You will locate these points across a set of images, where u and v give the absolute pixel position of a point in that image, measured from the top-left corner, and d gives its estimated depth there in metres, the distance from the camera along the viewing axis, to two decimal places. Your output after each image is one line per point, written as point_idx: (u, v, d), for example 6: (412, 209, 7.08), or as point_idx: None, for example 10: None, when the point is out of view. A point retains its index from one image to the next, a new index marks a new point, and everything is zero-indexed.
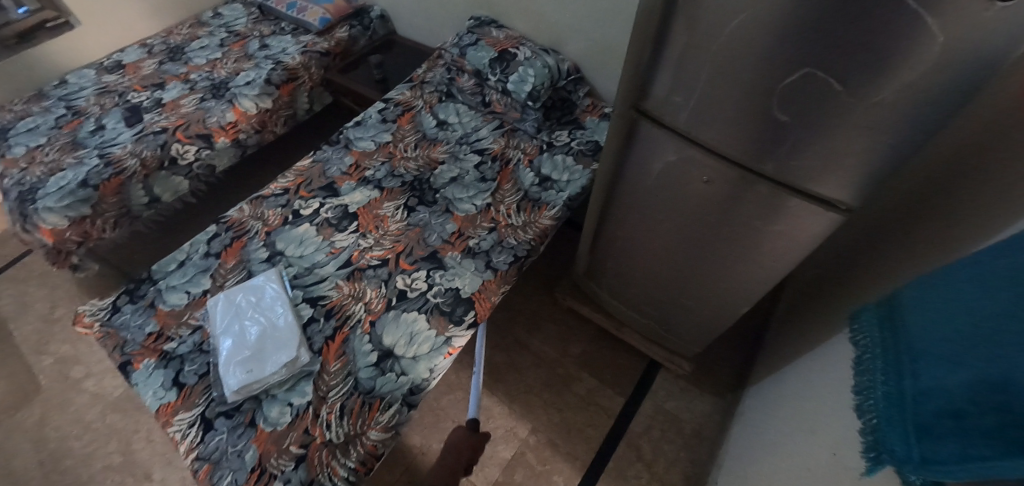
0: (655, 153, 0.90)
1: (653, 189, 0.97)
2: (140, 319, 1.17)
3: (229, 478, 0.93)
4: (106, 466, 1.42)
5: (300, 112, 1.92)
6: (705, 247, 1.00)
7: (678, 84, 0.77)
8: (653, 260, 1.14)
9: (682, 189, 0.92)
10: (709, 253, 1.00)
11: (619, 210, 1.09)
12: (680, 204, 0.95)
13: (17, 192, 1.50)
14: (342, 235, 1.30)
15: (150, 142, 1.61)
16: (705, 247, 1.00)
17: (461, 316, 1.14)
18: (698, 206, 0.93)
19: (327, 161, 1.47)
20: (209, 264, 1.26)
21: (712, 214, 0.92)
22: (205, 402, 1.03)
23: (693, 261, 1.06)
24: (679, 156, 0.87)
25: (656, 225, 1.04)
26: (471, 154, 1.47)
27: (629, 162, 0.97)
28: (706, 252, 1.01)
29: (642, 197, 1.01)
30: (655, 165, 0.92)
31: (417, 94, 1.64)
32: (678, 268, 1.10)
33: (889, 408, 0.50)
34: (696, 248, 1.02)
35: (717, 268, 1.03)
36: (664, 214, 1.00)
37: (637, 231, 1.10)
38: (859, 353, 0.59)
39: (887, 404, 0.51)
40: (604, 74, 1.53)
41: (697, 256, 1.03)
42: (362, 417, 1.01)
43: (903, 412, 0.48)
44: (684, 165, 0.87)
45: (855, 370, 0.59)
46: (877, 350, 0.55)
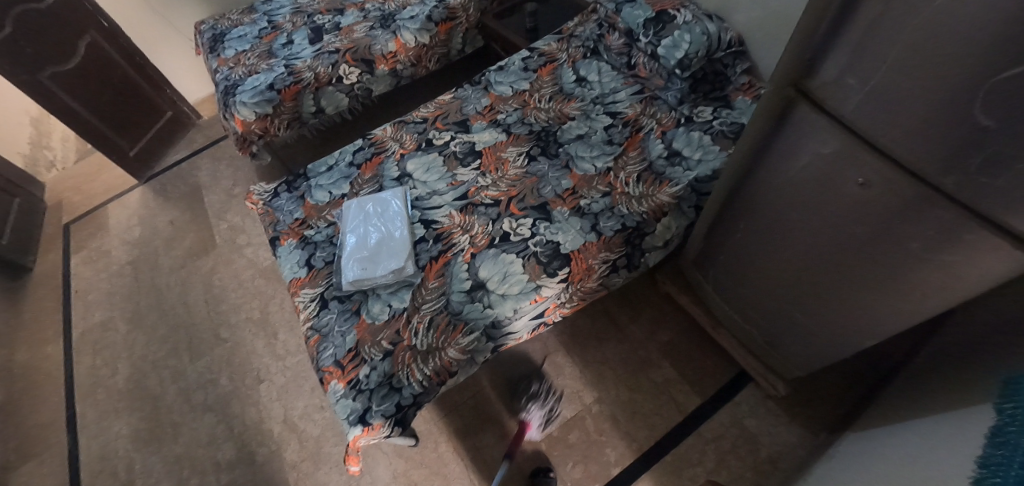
0: (807, 141, 0.80)
1: (794, 182, 0.87)
2: (292, 206, 1.38)
3: (331, 351, 1.10)
4: (248, 318, 1.74)
5: (452, 51, 2.03)
6: (840, 263, 0.88)
7: (856, 64, 0.67)
8: (774, 264, 1.04)
9: (830, 189, 0.81)
10: (844, 271, 0.88)
11: (749, 200, 1.00)
12: (824, 208, 0.85)
13: (224, 86, 1.82)
14: (464, 170, 1.38)
15: (325, 60, 1.83)
16: (841, 263, 0.88)
17: (555, 269, 1.16)
18: (844, 214, 0.81)
19: (466, 99, 1.55)
20: (350, 172, 1.43)
21: (860, 225, 0.80)
22: (326, 285, 1.21)
23: (820, 276, 0.94)
24: (836, 149, 0.76)
25: (788, 225, 0.94)
26: (603, 116, 1.44)
27: (774, 148, 0.88)
28: (840, 269, 0.89)
29: (779, 191, 0.92)
30: (804, 157, 0.82)
31: (563, 47, 1.63)
32: (801, 278, 0.99)
33: None
34: (829, 262, 0.90)
35: (848, 290, 0.90)
36: (801, 214, 0.90)
37: (764, 228, 1.01)
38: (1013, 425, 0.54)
39: None
40: (772, 51, 1.37)
41: (828, 271, 0.92)
42: (445, 334, 1.10)
43: None
44: (838, 161, 0.77)
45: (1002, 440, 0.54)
46: None
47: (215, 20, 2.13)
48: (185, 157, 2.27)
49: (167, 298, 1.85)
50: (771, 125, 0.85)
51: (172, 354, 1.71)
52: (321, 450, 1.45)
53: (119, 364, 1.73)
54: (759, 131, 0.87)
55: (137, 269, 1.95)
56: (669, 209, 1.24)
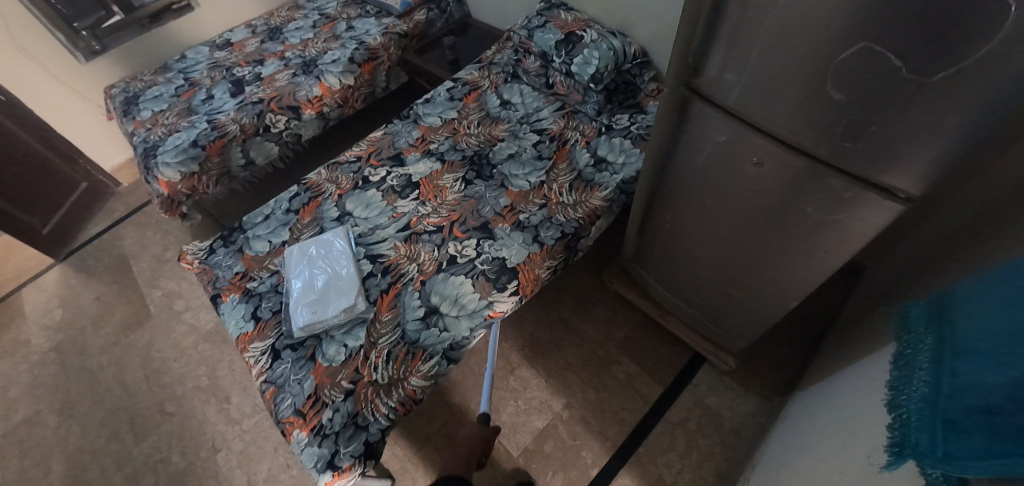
0: (706, 132, 0.89)
1: (702, 170, 0.96)
2: (230, 260, 1.35)
3: (290, 401, 1.07)
4: (196, 386, 1.65)
5: (378, 90, 2.06)
6: (755, 236, 0.97)
7: (730, 60, 0.76)
8: (700, 248, 1.12)
9: (734, 172, 0.91)
10: (760, 243, 0.97)
11: (668, 193, 1.09)
12: (732, 189, 0.94)
13: (143, 149, 1.76)
14: (404, 202, 1.40)
15: (250, 111, 1.82)
16: (755, 237, 0.97)
17: (504, 284, 1.19)
18: (750, 192, 0.91)
19: (396, 133, 1.59)
20: (289, 218, 1.41)
21: (765, 200, 0.89)
22: (276, 335, 1.18)
23: (742, 251, 1.03)
24: (730, 136, 0.86)
25: (706, 210, 1.03)
26: (530, 134, 1.52)
27: (681, 143, 0.97)
28: (757, 242, 0.98)
29: (693, 180, 1.00)
30: (706, 147, 0.91)
31: (484, 75, 1.71)
32: (727, 256, 1.07)
33: (924, 404, 0.53)
34: (747, 237, 0.99)
35: (768, 259, 0.99)
36: (713, 198, 0.99)
37: (686, 216, 1.09)
38: (903, 348, 0.60)
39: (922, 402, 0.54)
40: None
41: (747, 246, 1.01)
42: (405, 363, 1.10)
43: (937, 410, 0.51)
44: (734, 145, 0.86)
45: (897, 364, 0.61)
46: (928, 347, 0.56)
47: (125, 84, 2.06)
48: (106, 228, 2.15)
49: (101, 380, 1.71)
50: (674, 122, 0.94)
51: (114, 439, 1.59)
52: None
53: (51, 462, 1.57)
54: (665, 128, 0.96)
55: (62, 355, 1.80)
56: (603, 212, 1.32)
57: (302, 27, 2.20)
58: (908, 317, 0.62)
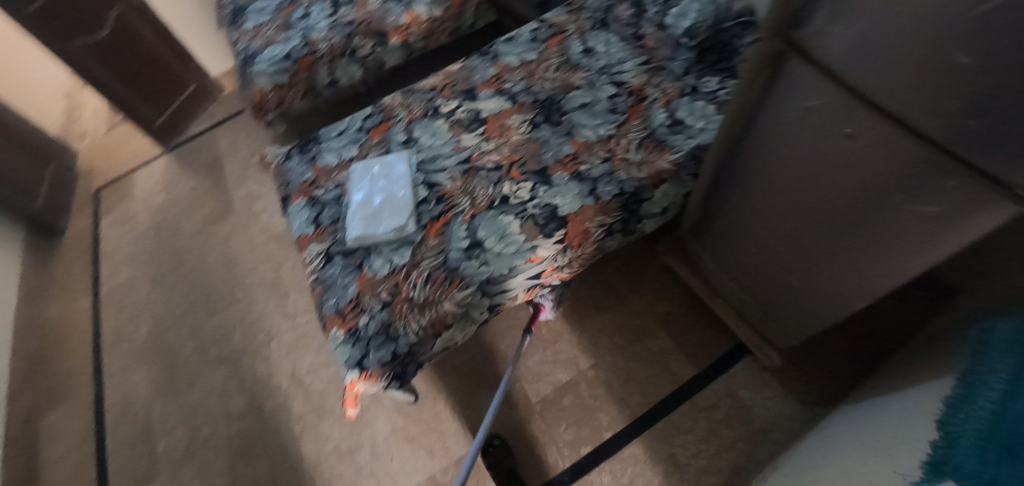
0: (796, 95, 0.81)
1: (783, 139, 0.88)
2: (303, 167, 1.43)
3: (334, 301, 1.15)
4: (261, 280, 1.81)
5: (465, 26, 2.03)
6: (828, 220, 0.88)
7: (841, 10, 0.67)
8: (765, 228, 1.04)
9: (817, 145, 0.82)
10: (832, 229, 0.89)
11: (742, 163, 1.01)
12: (813, 164, 0.85)
13: (243, 57, 1.89)
14: (468, 136, 1.40)
15: (340, 32, 1.88)
16: (829, 223, 0.89)
17: (552, 231, 1.18)
18: (832, 168, 0.82)
19: (473, 69, 1.58)
20: (360, 137, 1.47)
21: (847, 181, 0.80)
22: (331, 241, 1.26)
23: (811, 236, 0.94)
24: (823, 102, 0.77)
25: (779, 186, 0.95)
26: (608, 85, 1.45)
27: (765, 107, 0.89)
28: (829, 228, 0.89)
29: (771, 150, 0.92)
30: (793, 113, 0.83)
31: (572, 19, 1.64)
32: (792, 240, 0.99)
33: (980, 427, 0.48)
34: (819, 221, 0.90)
35: (838, 249, 0.90)
36: (789, 172, 0.90)
37: (757, 191, 1.01)
38: (986, 374, 0.54)
39: (980, 425, 0.48)
40: None
41: (817, 231, 0.92)
42: (442, 288, 1.13)
43: (990, 433, 0.46)
44: (825, 113, 0.78)
45: (972, 389, 0.54)
46: (1008, 372, 0.50)
47: None
48: (207, 128, 2.35)
49: (186, 259, 1.93)
50: (761, 82, 0.85)
51: (190, 311, 1.80)
52: (325, 404, 1.53)
53: (141, 320, 1.83)
54: (750, 88, 0.88)
55: (158, 232, 2.04)
56: (668, 176, 1.25)
57: None
58: (1004, 344, 0.55)
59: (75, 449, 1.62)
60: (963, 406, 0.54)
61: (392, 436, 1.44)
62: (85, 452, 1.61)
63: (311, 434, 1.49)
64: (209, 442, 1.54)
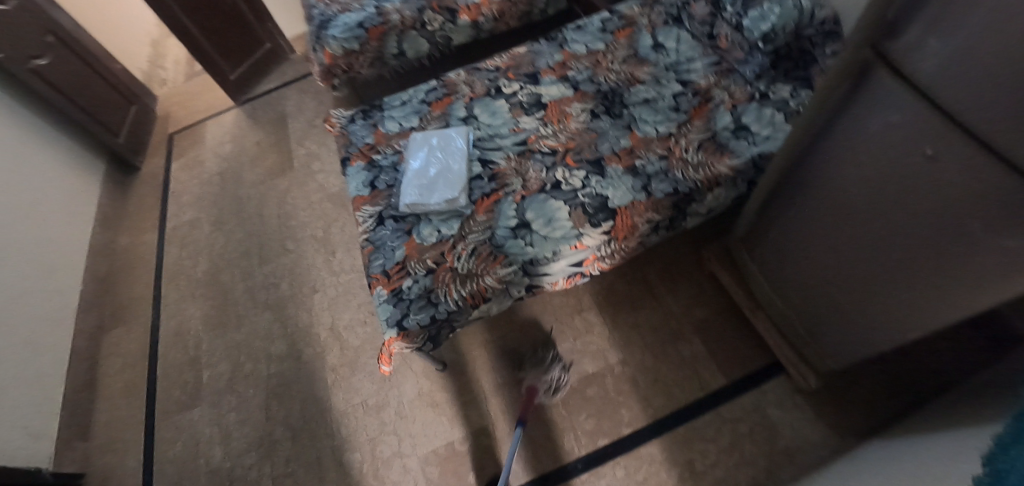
0: (878, 109, 0.78)
1: (857, 154, 0.85)
2: (364, 132, 1.49)
3: (381, 262, 1.20)
4: (313, 235, 1.90)
5: (535, 12, 2.04)
6: (893, 244, 0.85)
7: (940, 23, 0.65)
8: (824, 244, 1.01)
9: (893, 163, 0.79)
10: (896, 253, 0.85)
11: (807, 175, 0.98)
12: (886, 183, 0.82)
13: (319, 21, 1.96)
14: (527, 119, 1.42)
15: (413, 5, 1.92)
16: (894, 246, 0.85)
17: (599, 221, 1.19)
18: (906, 190, 0.79)
19: (539, 53, 1.58)
20: (422, 108, 1.51)
21: (920, 204, 0.77)
22: (384, 205, 1.30)
23: (872, 259, 0.91)
24: (907, 117, 0.74)
25: (845, 203, 0.92)
26: (674, 83, 1.43)
27: (842, 118, 0.86)
28: (893, 252, 0.86)
29: (841, 164, 0.89)
30: (872, 127, 0.80)
31: (645, 12, 1.63)
32: (852, 259, 0.96)
33: None
34: (883, 243, 0.87)
35: (900, 274, 0.87)
36: (859, 190, 0.87)
37: (819, 205, 0.98)
38: None
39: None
40: None
41: (879, 253, 0.89)
42: (485, 263, 1.16)
43: None
44: (907, 130, 0.75)
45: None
46: None
47: None
48: (277, 86, 2.46)
49: (245, 208, 2.05)
50: (840, 93, 0.83)
51: (245, 256, 1.92)
52: (358, 360, 1.60)
53: (200, 258, 1.97)
54: (829, 98, 0.85)
55: (223, 179, 2.17)
56: (725, 181, 1.23)
57: None
58: None
59: (131, 367, 1.77)
60: (1012, 438, 0.52)
61: (418, 399, 1.50)
62: (139, 370, 1.76)
63: (342, 386, 1.57)
64: (248, 379, 1.64)
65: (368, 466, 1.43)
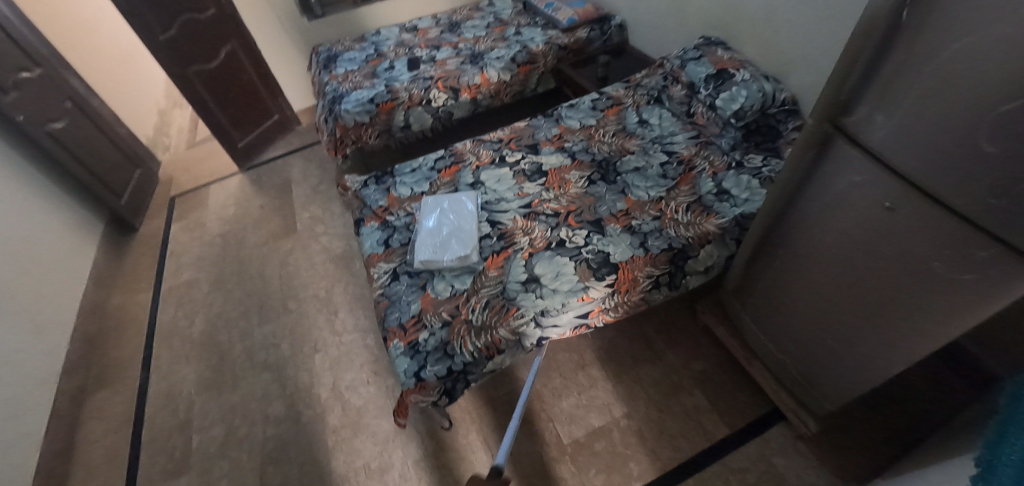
0: (841, 170, 0.93)
1: (828, 209, 0.98)
2: (377, 195, 1.59)
3: (397, 316, 1.25)
4: (315, 295, 1.93)
5: (527, 91, 2.27)
6: (869, 286, 0.96)
7: (885, 102, 0.81)
8: (808, 290, 1.12)
9: (860, 216, 0.92)
10: (872, 295, 0.96)
11: (787, 229, 1.11)
12: (855, 233, 0.95)
13: (332, 97, 2.14)
14: (531, 184, 1.55)
15: (421, 84, 2.12)
16: (869, 288, 0.96)
17: (603, 275, 1.28)
18: (874, 238, 0.91)
19: (538, 127, 1.76)
20: (431, 175, 1.63)
21: (887, 249, 0.90)
22: (399, 262, 1.38)
23: (852, 301, 1.02)
24: (867, 177, 0.88)
25: (822, 252, 1.04)
26: (660, 154, 1.60)
27: (812, 180, 1.00)
28: (870, 294, 0.97)
29: (816, 219, 1.02)
30: (838, 185, 0.94)
31: (629, 94, 1.85)
32: (834, 302, 1.06)
33: None
34: (860, 286, 0.98)
35: (877, 313, 0.97)
36: (833, 240, 1.00)
37: (801, 255, 1.10)
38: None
39: None
40: None
41: (858, 295, 1.00)
42: (499, 315, 1.22)
43: None
44: (869, 187, 0.89)
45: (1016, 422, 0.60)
46: None
47: (330, 45, 2.50)
48: (282, 154, 2.60)
49: (247, 269, 2.08)
50: (809, 159, 0.98)
51: (244, 316, 1.92)
52: (360, 420, 1.59)
53: (197, 318, 1.96)
54: (799, 164, 1.00)
55: (225, 241, 2.22)
56: (713, 238, 1.36)
57: (478, 26, 2.51)
58: None
59: (115, 431, 1.69)
60: (1008, 436, 0.60)
61: (423, 459, 1.48)
62: (123, 434, 1.68)
63: (344, 448, 1.53)
64: (242, 442, 1.59)
65: None
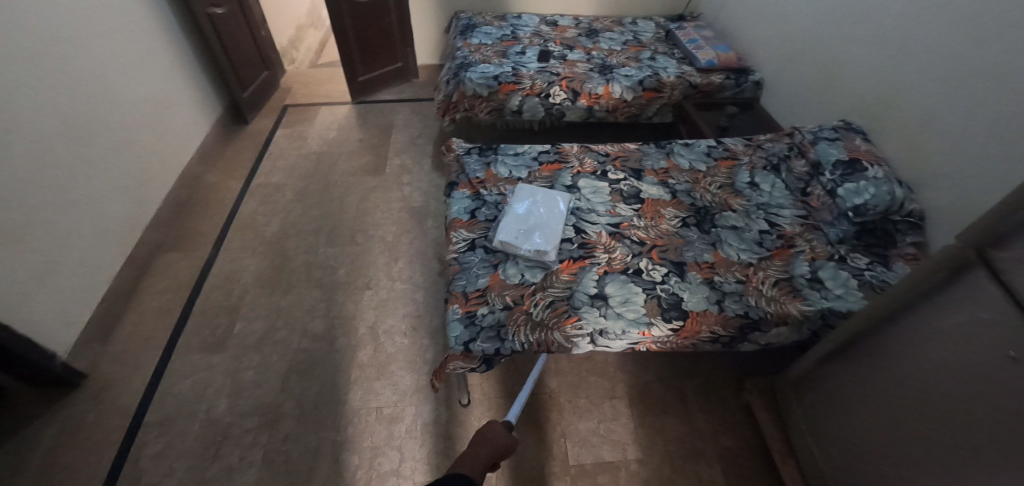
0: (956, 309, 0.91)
1: (918, 339, 0.98)
2: (477, 167, 1.64)
3: (464, 283, 1.31)
4: (382, 236, 2.01)
5: (642, 117, 2.25)
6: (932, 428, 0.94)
7: None
8: (869, 414, 1.09)
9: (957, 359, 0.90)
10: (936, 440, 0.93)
11: (867, 347, 1.10)
12: (944, 375, 0.92)
13: (460, 63, 2.22)
14: (625, 206, 1.54)
15: (545, 78, 2.15)
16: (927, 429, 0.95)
17: (670, 317, 1.26)
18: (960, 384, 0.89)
19: (647, 154, 1.75)
20: (532, 165, 1.66)
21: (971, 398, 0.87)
22: (479, 235, 1.42)
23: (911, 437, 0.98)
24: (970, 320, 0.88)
25: (897, 379, 1.02)
26: (762, 220, 1.52)
27: (915, 311, 0.99)
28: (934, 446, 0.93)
29: (904, 347, 1.00)
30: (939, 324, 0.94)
31: (748, 153, 1.77)
32: (888, 432, 1.04)
33: None
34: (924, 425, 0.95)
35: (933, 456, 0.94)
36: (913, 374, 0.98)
37: (872, 376, 1.08)
38: None
39: None
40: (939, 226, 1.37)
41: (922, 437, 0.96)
42: (558, 318, 1.24)
43: None
44: (969, 330, 0.88)
45: None
46: None
47: (472, 15, 2.61)
48: (393, 99, 2.72)
49: (330, 192, 2.19)
50: (926, 285, 0.96)
51: (315, 233, 2.03)
52: (387, 365, 1.63)
53: (273, 219, 2.08)
54: (909, 292, 0.99)
55: (319, 160, 2.35)
56: (792, 323, 1.27)
57: (615, 39, 2.50)
58: None
59: (173, 291, 1.82)
60: None
61: (432, 425, 1.50)
62: (180, 297, 1.81)
63: (364, 385, 1.58)
64: (277, 345, 1.68)
65: (363, 473, 1.41)
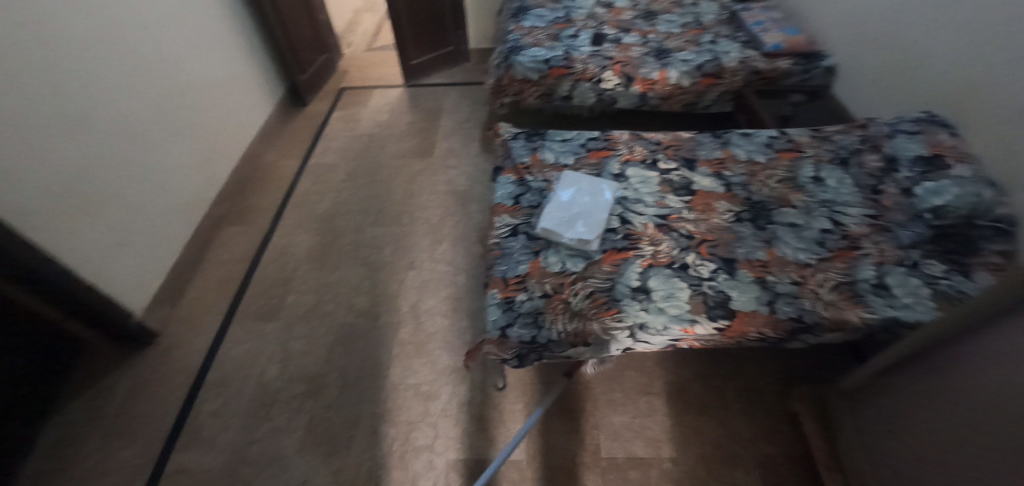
0: None
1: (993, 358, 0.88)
2: (523, 152, 1.63)
3: (504, 268, 1.31)
4: (427, 218, 2.05)
5: (699, 104, 2.14)
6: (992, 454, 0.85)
7: None
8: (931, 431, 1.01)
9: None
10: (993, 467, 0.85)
11: (941, 360, 1.00)
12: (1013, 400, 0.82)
13: (511, 46, 2.19)
14: (674, 198, 1.48)
15: (598, 62, 2.09)
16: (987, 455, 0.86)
17: (716, 315, 1.21)
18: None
19: (701, 144, 1.67)
20: (580, 151, 1.63)
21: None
22: (522, 221, 1.42)
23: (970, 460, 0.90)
24: None
25: (966, 397, 0.93)
26: (824, 218, 1.41)
27: (993, 328, 0.89)
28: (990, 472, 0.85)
29: (977, 365, 0.91)
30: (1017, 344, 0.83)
31: (814, 145, 1.64)
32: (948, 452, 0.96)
33: None
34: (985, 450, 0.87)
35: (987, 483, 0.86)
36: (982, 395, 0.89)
37: (940, 391, 0.99)
38: None
39: None
40: None
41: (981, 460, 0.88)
42: (597, 309, 1.21)
43: None
44: None
45: None
46: None
47: None
48: (444, 83, 2.74)
49: (379, 173, 2.25)
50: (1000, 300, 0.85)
51: (363, 212, 2.09)
52: (426, 344, 1.67)
53: (325, 198, 2.16)
54: (981, 307, 0.89)
55: (370, 141, 2.41)
56: (850, 330, 1.19)
57: (674, 21, 2.38)
58: None
59: (233, 262, 1.94)
60: None
61: (466, 405, 1.53)
62: (239, 267, 1.93)
63: (403, 362, 1.63)
64: (324, 318, 1.75)
65: (398, 446, 1.46)
